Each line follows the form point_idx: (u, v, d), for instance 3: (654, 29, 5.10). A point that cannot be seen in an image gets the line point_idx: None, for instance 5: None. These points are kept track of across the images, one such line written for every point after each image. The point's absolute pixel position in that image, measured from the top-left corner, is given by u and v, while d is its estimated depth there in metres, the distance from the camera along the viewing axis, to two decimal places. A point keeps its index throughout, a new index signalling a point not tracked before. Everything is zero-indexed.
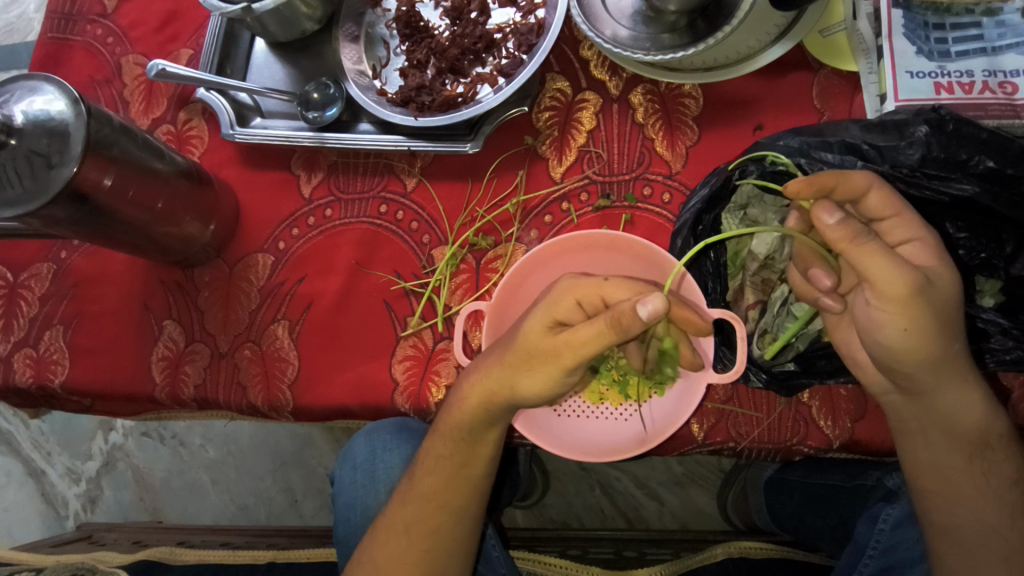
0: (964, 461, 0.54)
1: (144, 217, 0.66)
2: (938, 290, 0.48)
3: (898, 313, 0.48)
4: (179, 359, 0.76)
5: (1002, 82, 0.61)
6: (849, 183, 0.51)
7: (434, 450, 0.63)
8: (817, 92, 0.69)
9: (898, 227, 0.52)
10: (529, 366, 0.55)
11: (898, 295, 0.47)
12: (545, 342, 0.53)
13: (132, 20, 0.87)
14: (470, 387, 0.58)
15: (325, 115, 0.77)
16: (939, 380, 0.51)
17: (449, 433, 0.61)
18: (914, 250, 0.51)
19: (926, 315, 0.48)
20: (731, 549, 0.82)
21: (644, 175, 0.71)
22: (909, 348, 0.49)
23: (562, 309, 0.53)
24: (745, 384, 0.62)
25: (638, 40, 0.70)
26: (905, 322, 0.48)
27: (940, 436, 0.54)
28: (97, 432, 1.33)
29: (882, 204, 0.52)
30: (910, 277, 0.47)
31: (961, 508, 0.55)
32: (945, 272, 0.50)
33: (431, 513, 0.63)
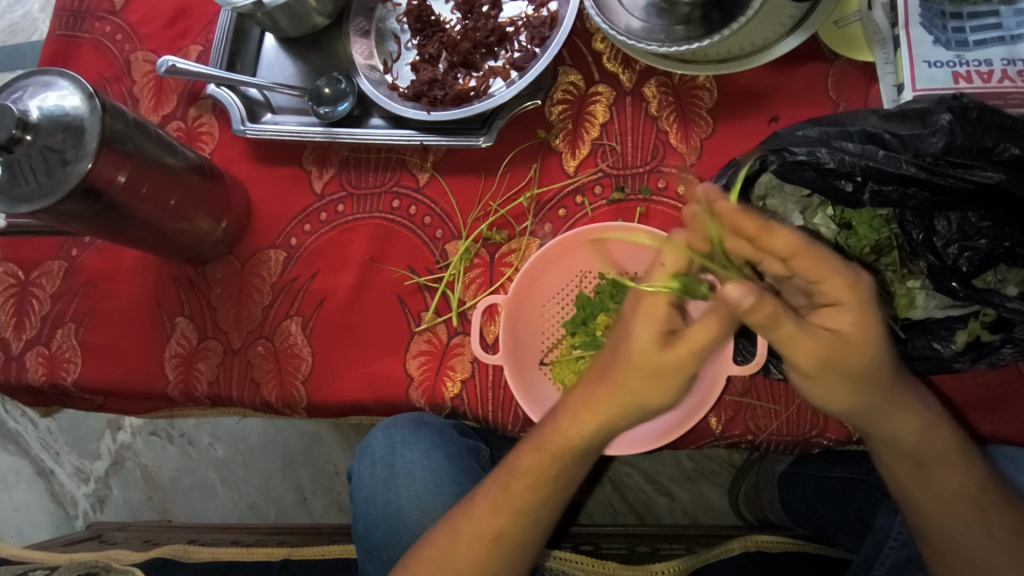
0: (916, 472, 0.55)
1: (158, 213, 0.66)
2: (850, 360, 0.47)
3: (815, 377, 0.49)
4: (193, 356, 0.76)
5: (1021, 70, 0.60)
6: (773, 241, 0.45)
7: (525, 467, 0.56)
8: (832, 83, 0.68)
9: (836, 286, 0.46)
10: (641, 383, 0.49)
11: (813, 366, 0.47)
12: (653, 353, 0.48)
13: (141, 17, 0.86)
14: (580, 406, 0.53)
15: (337, 110, 0.77)
16: (875, 416, 0.52)
17: (550, 448, 0.55)
18: (836, 313, 0.47)
19: (841, 380, 0.48)
20: (748, 542, 0.81)
21: (659, 167, 0.71)
22: (830, 402, 0.50)
23: (662, 316, 0.49)
24: (765, 376, 0.62)
25: (653, 31, 0.70)
26: (822, 383, 0.49)
27: (887, 451, 0.55)
28: (106, 431, 1.33)
29: (810, 269, 0.45)
30: (823, 343, 0.46)
31: (936, 512, 0.56)
32: (861, 337, 0.46)
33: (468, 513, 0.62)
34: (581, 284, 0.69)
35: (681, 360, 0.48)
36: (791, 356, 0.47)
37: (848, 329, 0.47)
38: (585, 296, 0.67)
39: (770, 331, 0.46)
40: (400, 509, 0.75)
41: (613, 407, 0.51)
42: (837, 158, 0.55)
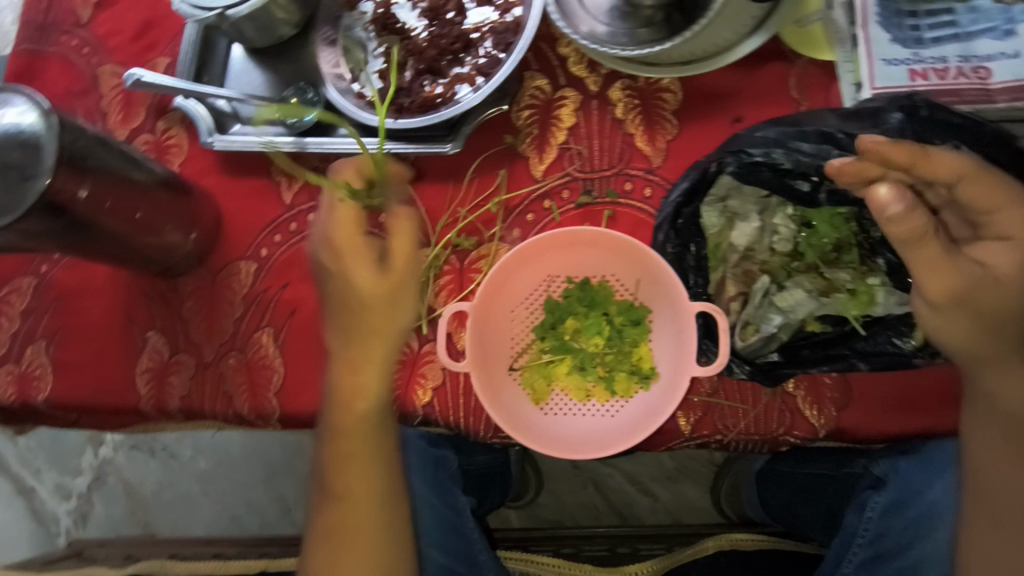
0: (1000, 434, 0.57)
1: (125, 228, 0.66)
2: (993, 296, 0.52)
3: (945, 310, 0.52)
4: (164, 370, 0.75)
5: (976, 67, 0.61)
6: (941, 167, 0.50)
7: (344, 445, 0.64)
8: (794, 83, 0.69)
9: (1005, 216, 0.52)
10: (365, 322, 0.60)
11: (942, 298, 0.51)
12: (383, 277, 0.60)
13: (107, 30, 0.86)
14: (355, 360, 0.61)
15: (304, 119, 0.77)
16: (982, 362, 0.54)
17: (348, 424, 0.63)
18: (999, 249, 0.52)
19: (966, 314, 0.52)
20: (722, 541, 0.83)
21: (625, 170, 0.71)
22: (963, 343, 0.53)
23: (365, 249, 0.60)
24: (730, 376, 0.62)
25: (616, 35, 0.70)
26: (947, 318, 0.52)
27: (983, 408, 0.56)
28: (87, 447, 1.32)
29: (980, 195, 0.51)
30: (962, 277, 0.51)
31: (997, 474, 0.58)
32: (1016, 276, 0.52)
33: (375, 499, 0.66)
34: (548, 289, 0.69)
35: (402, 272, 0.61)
36: (932, 286, 0.51)
37: (1006, 264, 0.52)
38: (553, 302, 0.68)
39: (907, 249, 0.50)
40: None
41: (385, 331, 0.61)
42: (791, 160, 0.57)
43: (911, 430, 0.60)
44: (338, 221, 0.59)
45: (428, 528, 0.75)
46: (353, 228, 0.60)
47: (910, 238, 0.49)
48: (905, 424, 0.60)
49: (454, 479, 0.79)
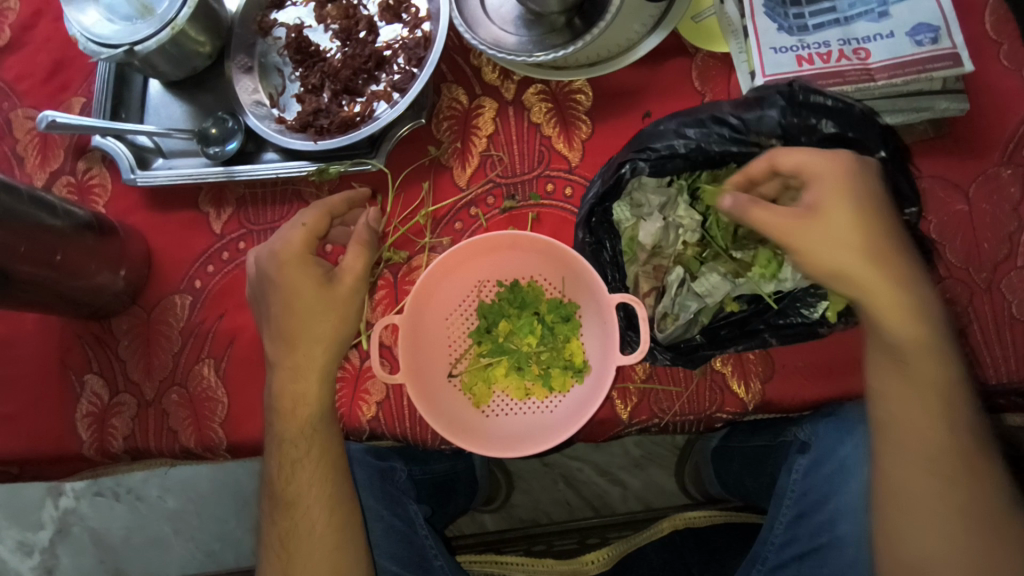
0: (898, 376, 0.56)
1: (45, 273, 0.65)
2: (833, 226, 0.54)
3: (800, 255, 0.55)
4: (105, 413, 0.74)
5: (856, 48, 0.64)
6: (752, 172, 0.57)
7: (286, 454, 0.65)
8: (697, 75, 0.72)
9: (814, 163, 0.55)
10: (315, 327, 0.65)
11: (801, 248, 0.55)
12: (326, 296, 0.65)
13: (17, 73, 0.84)
14: (297, 372, 0.65)
15: (226, 149, 0.77)
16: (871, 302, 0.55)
17: (293, 432, 0.65)
18: (814, 187, 0.55)
19: (829, 253, 0.54)
20: (677, 521, 0.87)
21: (546, 172, 0.73)
22: (823, 280, 0.55)
23: (300, 268, 0.65)
24: (655, 363, 0.65)
25: (523, 43, 0.72)
26: (809, 257, 0.55)
27: (878, 352, 0.57)
28: (47, 499, 1.28)
29: (787, 159, 0.55)
30: (787, 225, 0.54)
31: (896, 417, 0.57)
32: (839, 202, 0.54)
33: (326, 520, 0.65)
34: (479, 294, 0.71)
35: (351, 287, 0.66)
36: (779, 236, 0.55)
37: (824, 198, 0.54)
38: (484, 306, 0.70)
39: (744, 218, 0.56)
40: None
41: (323, 344, 0.65)
42: (693, 147, 0.58)
43: (832, 394, 0.63)
44: (288, 242, 0.65)
45: (379, 541, 0.74)
46: (299, 257, 0.65)
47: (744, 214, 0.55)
48: (821, 391, 0.63)
49: (403, 489, 0.80)
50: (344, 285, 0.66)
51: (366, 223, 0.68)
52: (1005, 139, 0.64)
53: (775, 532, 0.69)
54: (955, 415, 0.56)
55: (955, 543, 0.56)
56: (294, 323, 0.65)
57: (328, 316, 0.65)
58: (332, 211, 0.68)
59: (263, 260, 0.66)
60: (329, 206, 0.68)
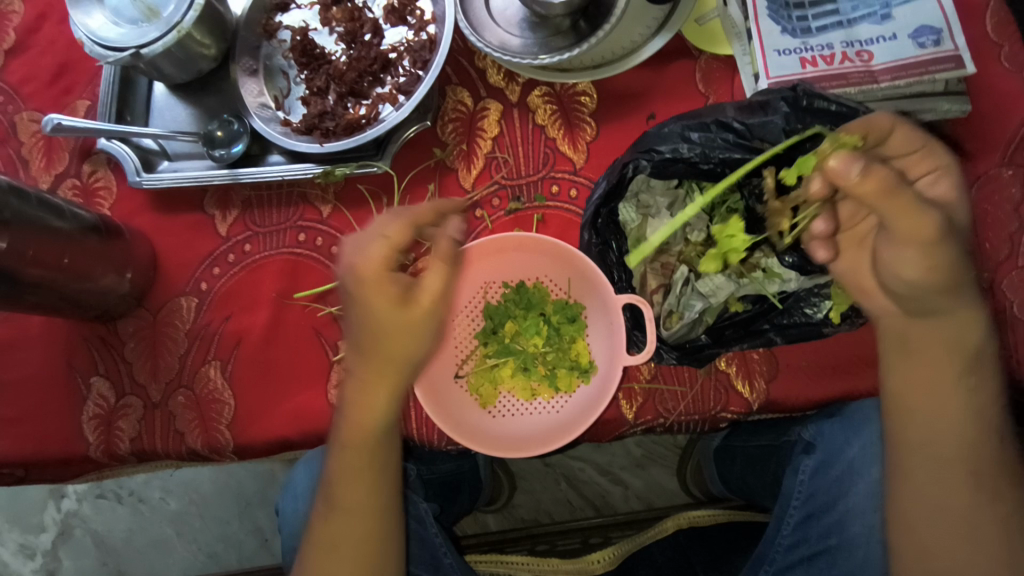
0: (957, 374, 0.56)
1: (52, 275, 0.65)
2: (960, 225, 0.50)
3: (930, 252, 0.48)
4: (112, 415, 0.74)
5: (859, 50, 0.65)
6: (872, 124, 0.52)
7: (340, 466, 0.60)
8: (700, 77, 0.72)
9: (923, 159, 0.53)
10: (393, 352, 0.55)
11: (927, 235, 0.47)
12: (401, 316, 0.53)
13: (21, 76, 0.85)
14: (365, 385, 0.57)
15: (232, 151, 0.77)
16: (954, 301, 0.53)
17: (352, 443, 0.59)
18: (937, 179, 0.53)
19: (949, 252, 0.49)
20: (681, 520, 0.88)
21: (551, 174, 0.74)
22: (939, 280, 0.50)
23: (378, 288, 0.53)
24: (661, 362, 0.64)
25: (528, 46, 0.73)
26: (935, 256, 0.48)
27: (943, 347, 0.56)
28: (49, 502, 1.28)
29: (906, 141, 0.53)
30: (938, 218, 0.46)
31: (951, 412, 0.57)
32: (957, 200, 0.52)
33: (359, 528, 0.62)
34: (486, 295, 0.71)
35: (427, 309, 0.54)
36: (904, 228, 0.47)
37: (943, 197, 0.52)
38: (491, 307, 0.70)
39: (886, 203, 0.46)
40: None
41: (394, 365, 0.56)
42: (697, 152, 0.58)
43: (836, 393, 0.64)
44: (367, 255, 0.53)
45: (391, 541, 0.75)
46: (375, 275, 0.53)
47: (884, 195, 0.45)
48: (827, 389, 0.64)
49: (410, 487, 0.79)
50: (421, 306, 0.54)
51: (452, 237, 0.55)
52: (1006, 140, 0.65)
53: (784, 533, 0.69)
54: (999, 422, 0.57)
55: (970, 537, 0.57)
56: (370, 345, 0.55)
57: (403, 343, 0.54)
58: (420, 219, 0.55)
59: (342, 265, 0.55)
60: (415, 216, 0.55)
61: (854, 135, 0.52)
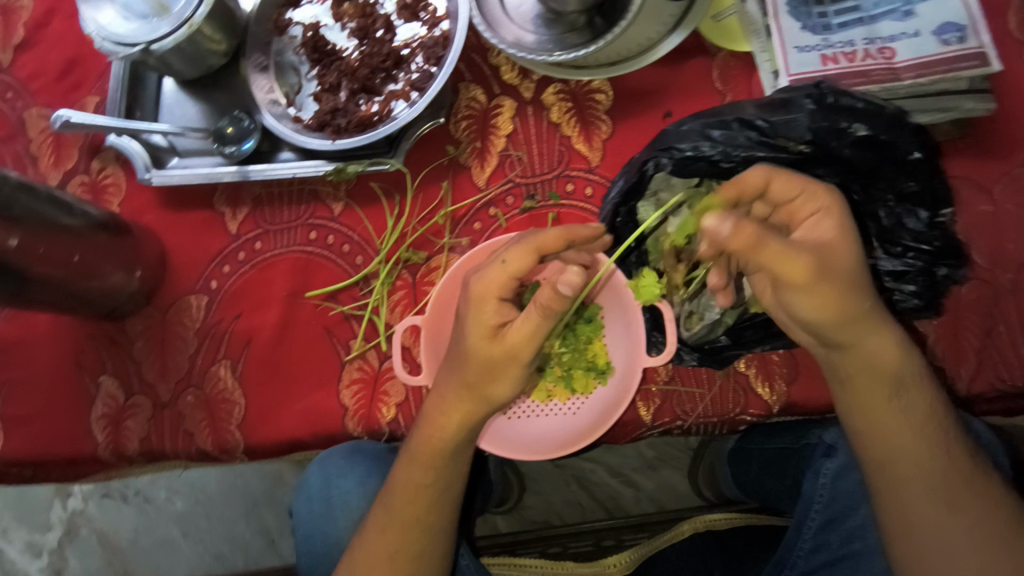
0: (885, 399, 0.57)
1: (61, 273, 0.64)
2: (838, 262, 0.52)
3: (810, 290, 0.51)
4: (120, 415, 0.74)
5: (881, 48, 0.64)
6: (745, 184, 0.55)
7: (403, 477, 0.61)
8: (718, 74, 0.72)
9: (807, 202, 0.55)
10: (481, 376, 0.56)
11: (804, 275, 0.50)
12: (490, 349, 0.55)
13: (30, 72, 0.84)
14: (444, 401, 0.59)
15: (242, 148, 0.76)
16: (859, 332, 0.54)
17: (423, 457, 0.60)
18: (819, 221, 0.54)
19: (829, 287, 0.51)
20: (697, 523, 0.86)
21: (566, 172, 0.73)
22: (828, 315, 0.52)
23: (490, 313, 0.55)
24: (681, 363, 0.65)
25: (543, 42, 0.71)
26: (818, 294, 0.51)
27: (864, 378, 0.57)
28: (55, 501, 1.27)
29: (787, 187, 0.55)
30: (810, 260, 0.50)
31: (893, 437, 0.57)
32: (841, 240, 0.53)
33: (403, 537, 0.61)
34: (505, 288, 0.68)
35: (509, 351, 0.54)
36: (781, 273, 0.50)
37: (828, 233, 0.53)
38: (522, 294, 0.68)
39: (756, 253, 0.49)
40: (339, 540, 0.75)
41: (468, 394, 0.57)
42: (719, 150, 0.58)
43: None
44: (485, 276, 0.55)
45: None
46: (485, 298, 0.54)
47: (749, 246, 0.49)
48: None
49: None
50: (509, 344, 0.55)
51: (554, 286, 0.51)
52: None
53: (804, 538, 0.68)
54: (942, 437, 0.57)
55: (949, 554, 0.56)
56: (468, 365, 0.56)
57: (489, 373, 0.56)
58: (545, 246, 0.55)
59: (471, 274, 0.57)
60: (540, 244, 0.54)
61: (730, 197, 0.56)
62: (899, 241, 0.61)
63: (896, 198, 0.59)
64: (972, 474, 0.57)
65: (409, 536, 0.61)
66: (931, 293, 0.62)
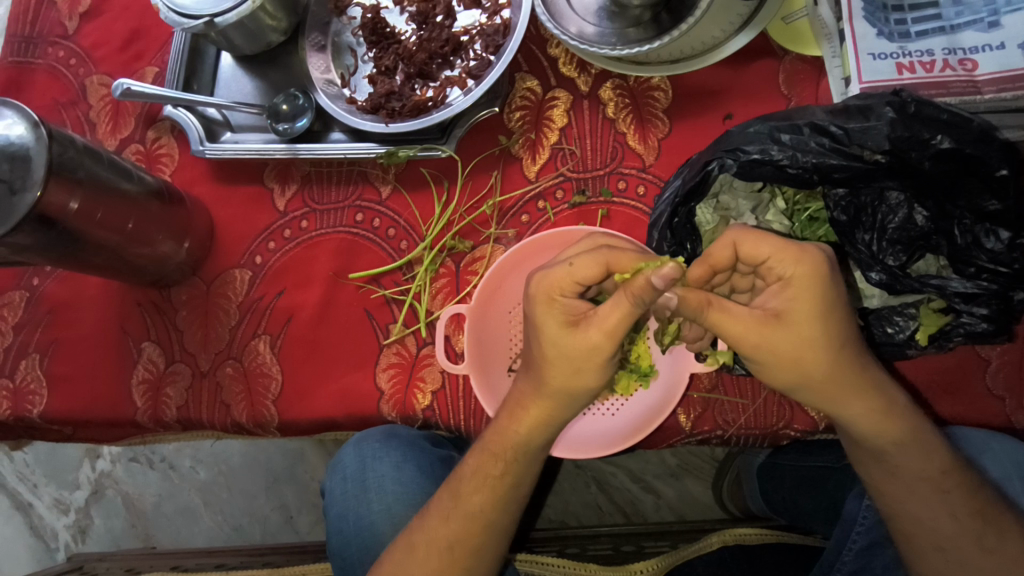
0: (869, 458, 0.55)
1: (115, 238, 0.65)
2: (780, 336, 0.48)
3: (756, 356, 0.50)
4: (160, 381, 0.75)
5: (962, 59, 0.61)
6: (714, 260, 0.53)
7: (474, 465, 0.60)
8: (784, 78, 0.70)
9: (778, 266, 0.49)
10: (553, 369, 0.53)
11: (749, 341, 0.49)
12: (569, 341, 0.52)
13: (94, 40, 0.85)
14: (522, 399, 0.58)
15: (296, 125, 0.76)
16: (833, 398, 0.51)
17: (494, 449, 0.59)
18: (781, 289, 0.49)
19: (774, 357, 0.49)
20: (726, 536, 0.85)
21: (618, 169, 0.72)
22: (780, 380, 0.51)
23: (557, 310, 0.52)
24: (729, 372, 0.64)
25: (605, 36, 0.69)
26: (763, 360, 0.50)
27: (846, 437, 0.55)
28: (84, 461, 1.31)
29: (754, 249, 0.50)
30: (749, 328, 0.49)
31: (888, 492, 0.56)
32: (801, 311, 0.48)
33: (464, 530, 0.59)
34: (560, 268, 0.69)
35: (595, 342, 0.51)
36: (731, 336, 0.50)
37: (788, 304, 0.48)
38: None
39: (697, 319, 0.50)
40: (371, 524, 0.75)
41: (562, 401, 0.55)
42: (788, 154, 0.56)
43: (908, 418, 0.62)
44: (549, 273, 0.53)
45: None
46: (546, 296, 0.53)
47: (699, 311, 0.49)
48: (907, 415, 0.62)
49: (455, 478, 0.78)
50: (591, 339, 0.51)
51: (647, 278, 0.46)
52: None
53: (845, 560, 0.66)
54: (939, 505, 0.54)
55: None
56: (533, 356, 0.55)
57: (575, 371, 0.53)
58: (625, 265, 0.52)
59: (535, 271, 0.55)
60: (612, 259, 0.52)
61: (700, 273, 0.54)
62: (973, 260, 0.57)
63: (974, 217, 0.56)
64: (1001, 512, 0.55)
65: (461, 530, 0.60)
66: (1004, 319, 0.57)
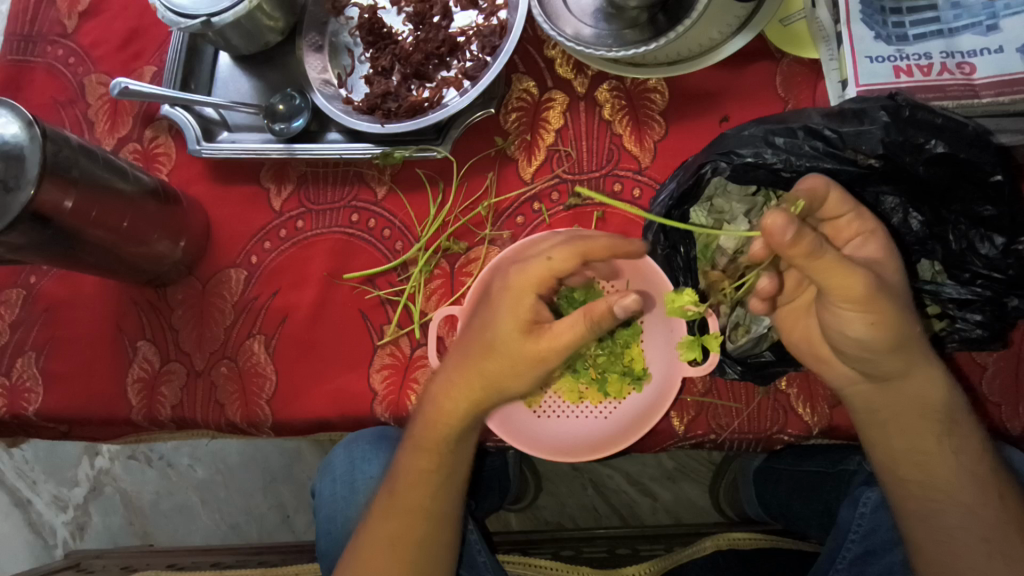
0: (934, 438, 0.55)
1: (111, 237, 0.65)
2: (890, 277, 0.51)
3: (864, 311, 0.48)
4: (156, 379, 0.75)
5: (960, 62, 0.60)
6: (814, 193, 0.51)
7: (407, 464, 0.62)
8: (781, 81, 0.69)
9: (853, 222, 0.54)
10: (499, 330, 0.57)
11: (859, 294, 0.47)
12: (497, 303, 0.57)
13: (93, 40, 0.86)
14: (464, 370, 0.59)
15: (292, 126, 0.76)
16: (908, 363, 0.53)
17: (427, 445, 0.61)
18: (864, 243, 0.54)
19: (888, 305, 0.48)
20: (720, 541, 0.85)
21: (614, 171, 0.71)
22: (881, 340, 0.50)
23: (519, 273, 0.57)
24: (722, 377, 0.63)
25: (602, 37, 0.68)
26: (871, 315, 0.49)
27: (907, 419, 0.56)
28: (83, 458, 1.31)
29: (841, 202, 0.53)
30: (868, 278, 0.47)
31: (942, 476, 0.55)
32: (889, 260, 0.52)
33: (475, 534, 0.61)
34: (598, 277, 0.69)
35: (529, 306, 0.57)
36: (840, 292, 0.48)
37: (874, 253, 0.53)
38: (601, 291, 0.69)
39: (812, 263, 0.46)
40: None
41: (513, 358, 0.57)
42: (782, 158, 0.56)
43: None
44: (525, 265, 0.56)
45: None
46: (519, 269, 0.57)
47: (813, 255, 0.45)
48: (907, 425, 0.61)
49: None
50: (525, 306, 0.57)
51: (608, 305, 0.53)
52: None
53: (838, 568, 0.65)
54: (994, 481, 0.55)
55: None
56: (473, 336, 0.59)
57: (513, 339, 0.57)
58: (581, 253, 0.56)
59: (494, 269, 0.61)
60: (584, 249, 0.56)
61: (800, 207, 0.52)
62: (967, 266, 0.58)
63: (969, 222, 0.57)
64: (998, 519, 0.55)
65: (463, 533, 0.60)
66: (998, 325, 0.57)
